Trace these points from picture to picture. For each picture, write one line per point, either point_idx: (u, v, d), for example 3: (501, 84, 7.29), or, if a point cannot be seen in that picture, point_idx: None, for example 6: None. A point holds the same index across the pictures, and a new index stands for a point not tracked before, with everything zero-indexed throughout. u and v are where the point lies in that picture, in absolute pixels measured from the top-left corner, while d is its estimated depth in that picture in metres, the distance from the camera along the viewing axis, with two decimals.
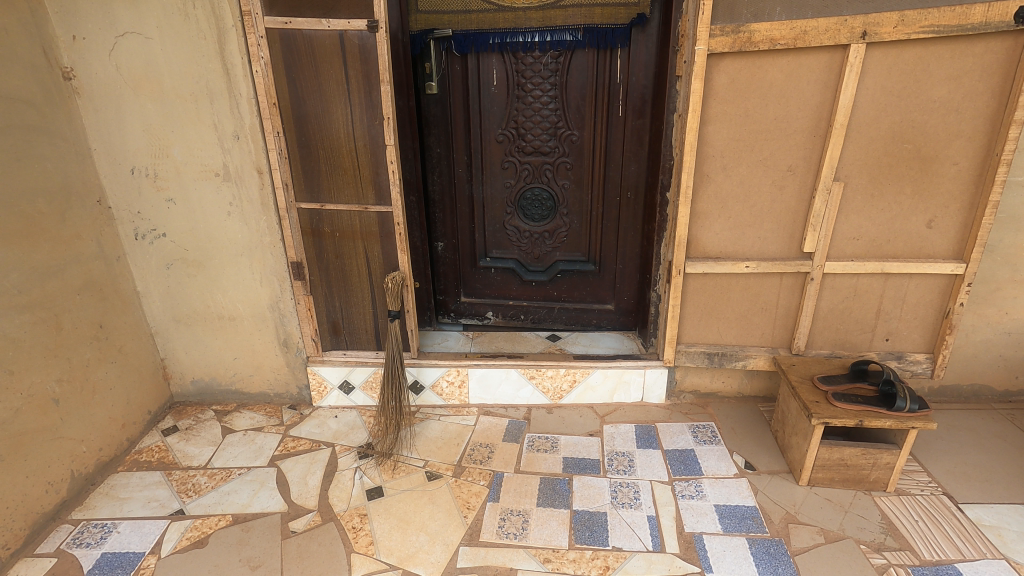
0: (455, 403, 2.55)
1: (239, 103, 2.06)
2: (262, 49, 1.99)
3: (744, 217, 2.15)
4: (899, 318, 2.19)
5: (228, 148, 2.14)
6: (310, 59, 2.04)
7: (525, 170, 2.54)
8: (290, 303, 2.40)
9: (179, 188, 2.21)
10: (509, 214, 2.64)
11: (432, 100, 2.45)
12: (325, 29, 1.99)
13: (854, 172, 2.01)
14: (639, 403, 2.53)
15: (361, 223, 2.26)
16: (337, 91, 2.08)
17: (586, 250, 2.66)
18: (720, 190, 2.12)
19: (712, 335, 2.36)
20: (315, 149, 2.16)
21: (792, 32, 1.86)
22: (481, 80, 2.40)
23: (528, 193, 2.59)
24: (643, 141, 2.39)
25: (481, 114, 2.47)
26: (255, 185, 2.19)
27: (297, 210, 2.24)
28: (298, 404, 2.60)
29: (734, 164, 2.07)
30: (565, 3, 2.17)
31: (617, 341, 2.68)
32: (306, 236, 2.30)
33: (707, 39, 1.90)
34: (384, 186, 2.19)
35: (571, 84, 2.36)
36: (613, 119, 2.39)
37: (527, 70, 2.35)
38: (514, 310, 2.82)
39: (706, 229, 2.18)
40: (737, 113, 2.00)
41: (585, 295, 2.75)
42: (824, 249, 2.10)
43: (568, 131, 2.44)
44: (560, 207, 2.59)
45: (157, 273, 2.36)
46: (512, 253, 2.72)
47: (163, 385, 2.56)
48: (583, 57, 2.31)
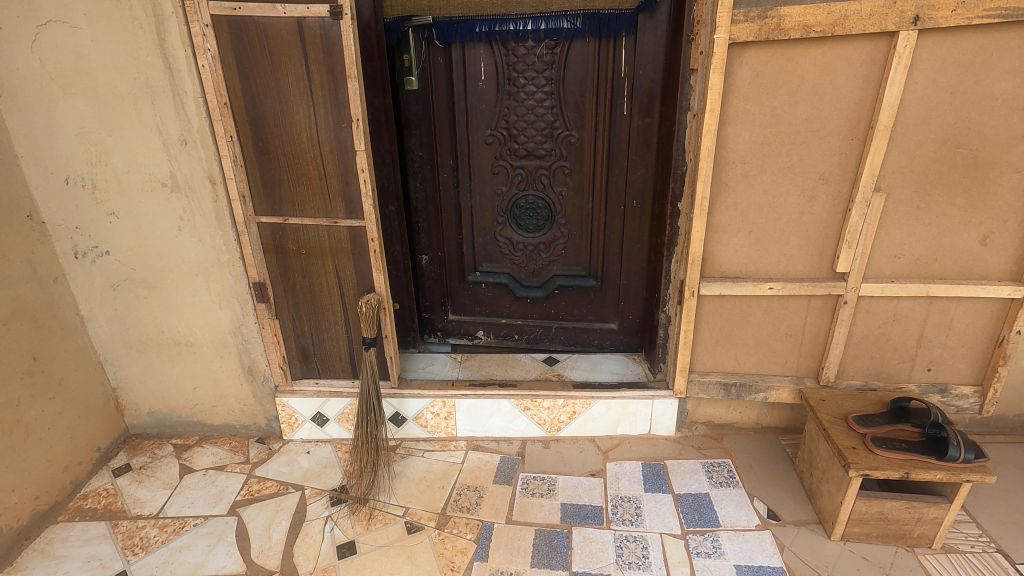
0: (442, 437, 2.29)
1: (186, 103, 1.79)
2: (208, 40, 1.70)
3: (767, 231, 1.87)
4: (943, 347, 1.92)
5: (175, 155, 1.86)
6: (265, 53, 1.72)
7: (518, 176, 2.26)
8: (254, 328, 2.14)
9: (123, 202, 1.94)
10: (500, 224, 2.36)
11: (411, 97, 2.17)
12: (281, 16, 1.67)
13: (898, 181, 1.73)
14: (646, 436, 2.27)
15: (331, 239, 1.96)
16: (297, 89, 1.76)
17: (586, 263, 2.39)
18: (740, 200, 1.84)
19: (729, 363, 2.09)
20: (275, 155, 1.86)
21: (829, 17, 1.57)
22: (468, 75, 2.12)
23: (522, 201, 2.30)
24: (651, 143, 2.11)
25: (468, 112, 2.18)
26: (209, 197, 1.92)
27: (257, 224, 1.96)
28: (267, 437, 2.34)
29: (756, 172, 1.80)
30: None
31: (622, 366, 2.40)
32: (268, 254, 2.02)
33: (728, 26, 1.61)
34: (355, 198, 1.89)
35: (570, 78, 2.08)
36: (617, 118, 2.10)
37: (519, 62, 2.07)
38: (507, 330, 2.55)
39: (723, 246, 1.91)
40: (761, 112, 1.73)
41: (586, 313, 2.47)
42: (861, 269, 1.83)
43: (566, 132, 2.16)
44: (558, 217, 2.31)
45: (102, 296, 2.09)
46: (504, 267, 2.44)
47: (116, 417, 2.30)
48: (582, 47, 2.02)
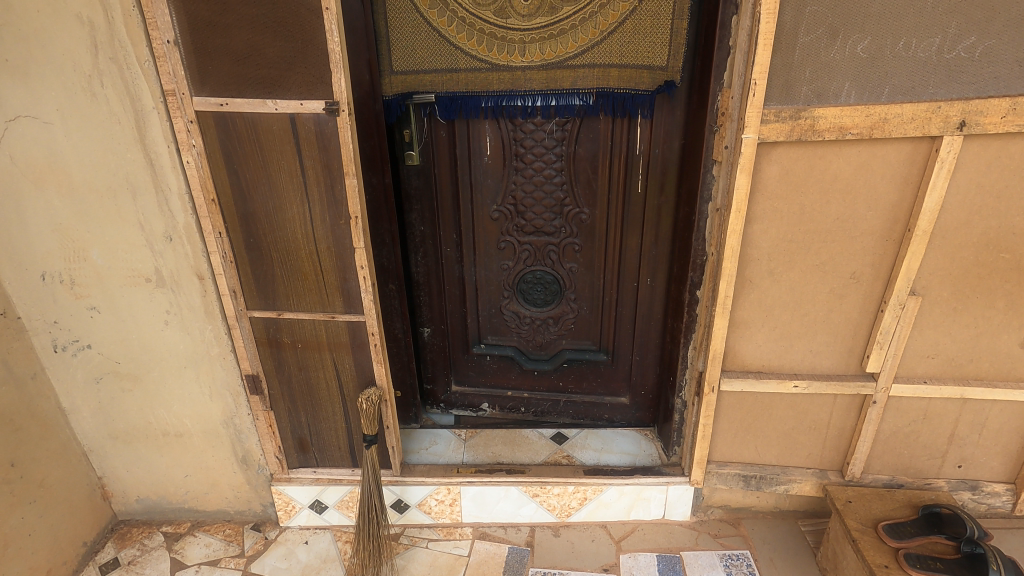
0: (446, 523, 2.19)
1: (170, 200, 1.65)
2: (193, 136, 1.57)
3: (793, 328, 1.76)
4: (975, 445, 1.83)
5: (159, 251, 1.73)
6: (255, 148, 1.59)
7: (525, 251, 2.14)
8: (248, 418, 2.02)
9: (104, 297, 1.80)
10: (506, 297, 2.25)
11: (412, 172, 2.05)
12: (272, 111, 1.54)
13: (935, 283, 1.62)
14: (660, 520, 2.18)
15: (328, 333, 1.84)
16: (290, 185, 1.63)
17: (596, 338, 2.28)
18: (765, 297, 1.73)
19: (749, 454, 1.99)
20: (268, 251, 1.73)
21: (868, 119, 1.46)
22: (472, 149, 2.00)
23: (529, 275, 2.19)
24: (666, 222, 1.99)
25: (473, 187, 2.06)
26: (197, 292, 1.79)
27: (249, 318, 1.84)
28: (263, 523, 2.24)
29: (783, 269, 1.69)
30: (573, 62, 1.75)
31: (633, 444, 2.30)
32: (262, 347, 1.89)
33: (757, 126, 1.49)
34: (354, 293, 1.77)
35: (581, 154, 1.96)
36: (631, 196, 1.99)
37: (527, 138, 1.95)
38: (513, 402, 2.45)
39: (746, 341, 1.80)
40: (790, 210, 1.61)
41: (595, 387, 2.37)
42: (891, 370, 1.73)
43: (577, 209, 2.04)
44: (567, 292, 2.20)
45: (85, 388, 1.96)
46: (510, 340, 2.33)
47: (103, 506, 2.19)
48: (594, 124, 1.91)
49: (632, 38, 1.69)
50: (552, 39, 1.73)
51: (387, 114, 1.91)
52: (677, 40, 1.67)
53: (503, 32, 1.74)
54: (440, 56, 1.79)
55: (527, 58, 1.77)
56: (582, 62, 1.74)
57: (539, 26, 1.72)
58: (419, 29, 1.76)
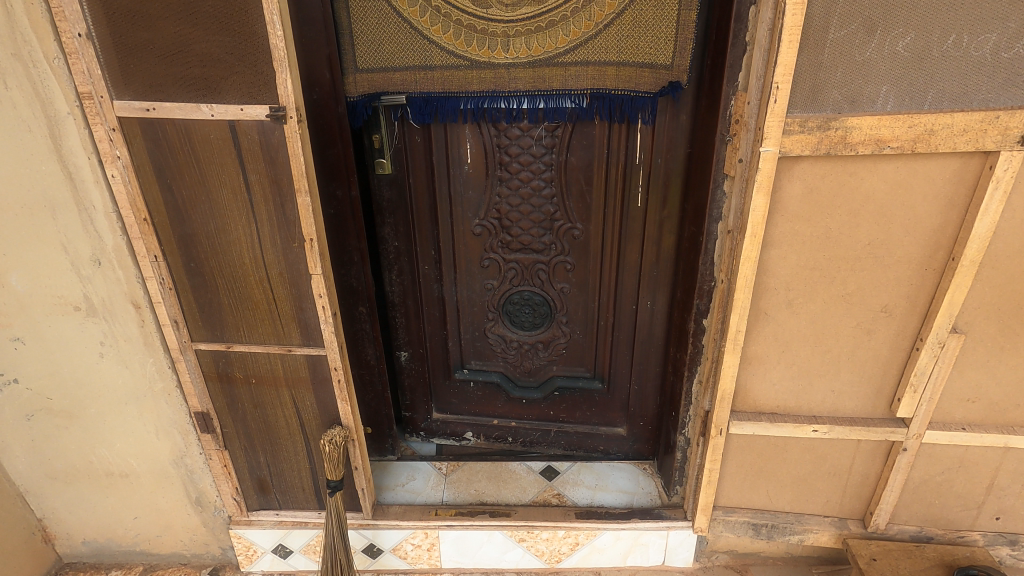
0: (424, 568, 1.99)
1: (96, 219, 1.43)
2: (117, 146, 1.34)
3: (813, 365, 1.55)
4: (1017, 496, 1.61)
5: (88, 277, 1.51)
6: (191, 160, 1.36)
7: (511, 270, 1.92)
8: (200, 458, 1.81)
9: (28, 327, 1.58)
10: (491, 320, 2.03)
11: (383, 182, 1.82)
12: (208, 118, 1.31)
13: (980, 318, 1.40)
14: (659, 566, 1.97)
15: (285, 368, 1.62)
16: (234, 202, 1.40)
17: (591, 364, 2.06)
18: (782, 330, 1.51)
19: (760, 500, 1.78)
20: (212, 276, 1.50)
21: (910, 131, 1.24)
22: (451, 157, 1.77)
23: (516, 296, 1.97)
24: (669, 240, 1.77)
25: (452, 199, 1.84)
26: (134, 322, 1.57)
27: (195, 351, 1.62)
28: (223, 566, 2.03)
29: (804, 300, 1.47)
30: (565, 59, 1.53)
31: (631, 480, 2.09)
32: (211, 381, 1.67)
33: (778, 137, 1.26)
34: (313, 324, 1.55)
35: (573, 163, 1.73)
36: (630, 210, 1.76)
37: (513, 145, 1.72)
38: (499, 432, 2.23)
39: (759, 379, 1.58)
40: (815, 234, 1.39)
41: (589, 416, 2.15)
42: (925, 415, 1.51)
43: (569, 224, 1.82)
44: (558, 315, 1.97)
45: (14, 426, 1.74)
46: (495, 365, 2.11)
47: (44, 549, 1.98)
48: (589, 130, 1.68)
49: (631, 33, 1.46)
50: (539, 33, 1.51)
51: (352, 118, 1.68)
52: (684, 34, 1.43)
53: (483, 24, 1.52)
54: (412, 52, 1.56)
55: (511, 55, 1.54)
56: (575, 59, 1.52)
57: (524, 17, 1.50)
58: (387, 21, 1.53)
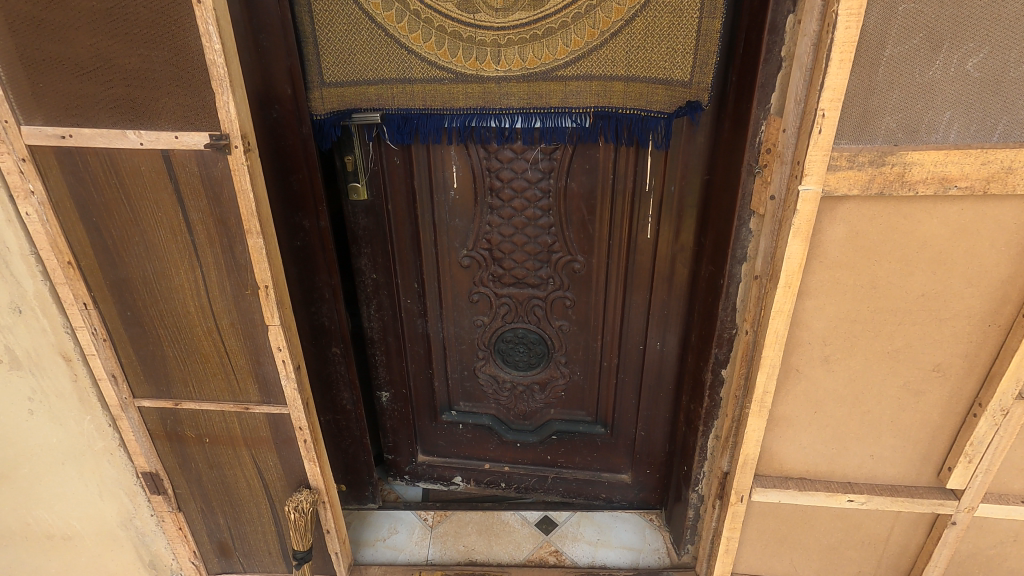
0: None
1: (11, 263, 1.21)
2: (30, 180, 1.12)
3: (851, 428, 1.34)
4: None
5: (7, 326, 1.29)
6: (120, 195, 1.14)
7: (503, 306, 1.71)
8: (152, 520, 1.60)
9: None
10: (481, 359, 1.82)
11: (358, 209, 1.60)
12: (136, 147, 1.09)
13: None
14: None
15: (243, 426, 1.41)
16: (174, 244, 1.19)
17: (592, 407, 1.86)
18: (815, 389, 1.31)
19: (783, 569, 1.58)
20: (152, 327, 1.29)
21: (983, 168, 1.03)
22: (435, 182, 1.56)
23: (509, 334, 1.76)
24: (682, 276, 1.56)
25: (437, 228, 1.62)
26: (66, 376, 1.35)
27: (139, 407, 1.40)
28: None
29: (843, 357, 1.26)
30: (565, 73, 1.31)
31: (636, 535, 1.89)
32: (159, 440, 1.46)
33: (823, 172, 1.05)
34: (273, 380, 1.34)
35: (574, 190, 1.52)
36: (638, 242, 1.55)
37: (505, 169, 1.51)
38: (491, 477, 2.03)
39: (787, 441, 1.38)
40: (859, 284, 1.18)
41: (591, 462, 1.95)
42: (980, 487, 1.31)
43: (568, 257, 1.61)
44: (556, 354, 1.77)
45: None
46: (487, 407, 1.91)
47: None
48: (592, 152, 1.47)
49: (642, 43, 1.25)
50: (535, 42, 1.30)
51: (321, 139, 1.47)
52: (705, 46, 1.22)
53: (470, 32, 1.30)
54: (387, 63, 1.34)
55: (503, 67, 1.33)
56: (577, 72, 1.31)
57: (518, 24, 1.29)
58: (358, 27, 1.31)
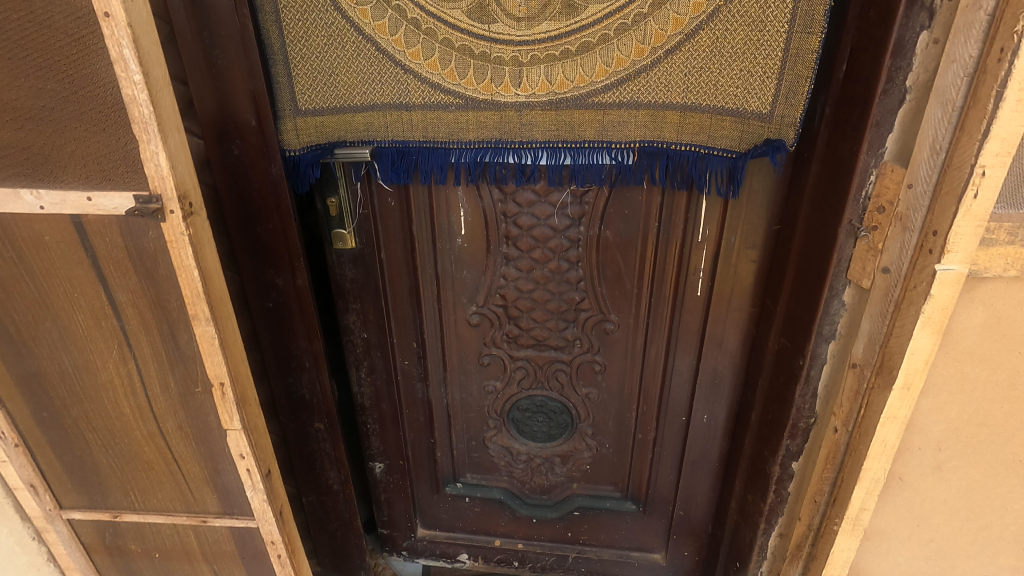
0: None
1: None
2: None
3: (962, 546, 1.07)
4: None
5: None
6: (20, 271, 0.85)
7: (519, 370, 1.44)
8: None
9: None
10: (492, 428, 1.54)
11: (344, 259, 1.32)
12: (37, 210, 0.81)
13: None
14: None
15: (201, 539, 1.13)
16: (97, 330, 0.90)
17: (622, 482, 1.58)
18: (921, 501, 1.04)
19: None
20: (77, 429, 1.00)
21: None
22: (438, 227, 1.28)
23: (525, 401, 1.48)
24: (737, 339, 1.30)
25: (441, 281, 1.34)
26: None
27: (68, 518, 1.12)
28: None
29: (961, 465, 0.99)
30: (605, 100, 1.04)
31: None
32: (97, 553, 1.17)
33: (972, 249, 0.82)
34: (236, 490, 1.05)
35: (609, 239, 1.24)
36: (685, 301, 1.28)
37: (524, 214, 1.22)
38: (502, 555, 1.76)
39: (879, 558, 1.11)
40: (992, 380, 0.92)
41: (618, 542, 1.68)
42: None
43: (600, 316, 1.33)
44: (581, 424, 1.50)
45: None
46: (498, 479, 1.64)
47: None
48: (633, 195, 1.19)
49: (707, 64, 0.97)
50: (566, 60, 1.03)
51: (296, 180, 1.17)
52: (793, 69, 0.94)
53: (484, 46, 1.03)
54: (378, 85, 1.06)
55: (525, 91, 1.06)
56: (621, 99, 1.03)
57: (545, 38, 1.01)
58: (341, 41, 1.03)
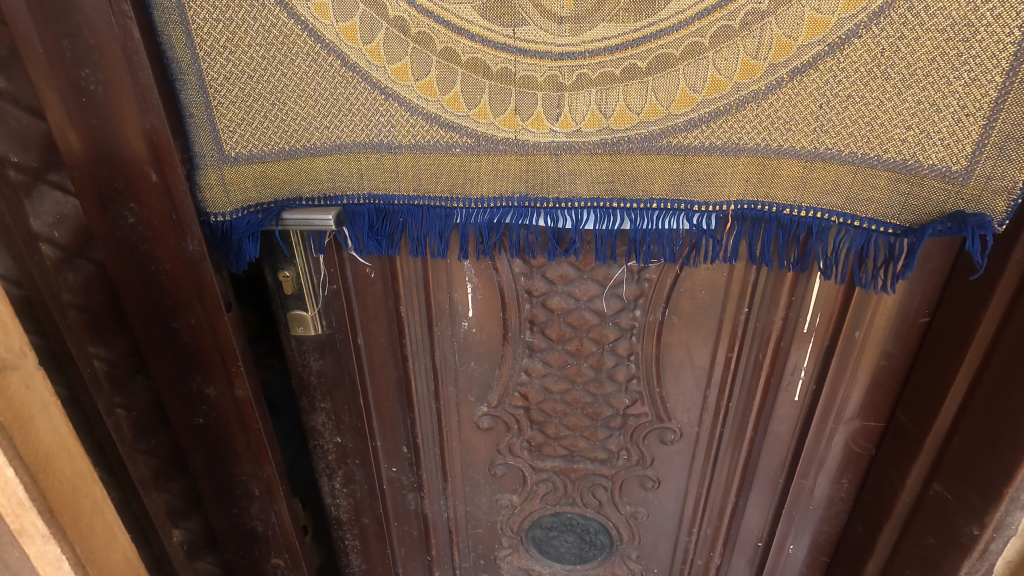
0: None
1: None
2: None
3: None
4: None
5: None
6: None
7: (543, 483, 1.09)
8: None
9: None
10: (506, 546, 1.19)
11: (306, 346, 0.97)
12: None
13: None
14: None
15: None
16: None
17: None
18: None
19: None
20: None
21: None
22: (437, 307, 0.92)
23: (551, 518, 1.13)
24: (846, 457, 0.95)
25: (440, 374, 0.99)
26: None
27: None
28: None
29: None
30: (686, 141, 0.70)
31: None
32: None
33: None
34: None
35: (676, 327, 0.89)
36: (776, 406, 0.93)
37: (558, 294, 0.87)
38: None
39: None
40: None
41: None
42: None
43: (655, 423, 0.98)
44: (622, 547, 1.15)
45: None
46: None
47: None
48: (713, 271, 0.83)
49: (856, 92, 0.63)
50: (629, 82, 0.68)
51: (228, 258, 0.79)
52: (1007, 105, 0.59)
53: (504, 60, 0.69)
54: (348, 116, 0.73)
55: (564, 126, 0.72)
56: (711, 141, 0.69)
57: (599, 48, 0.67)
58: (292, 53, 0.69)
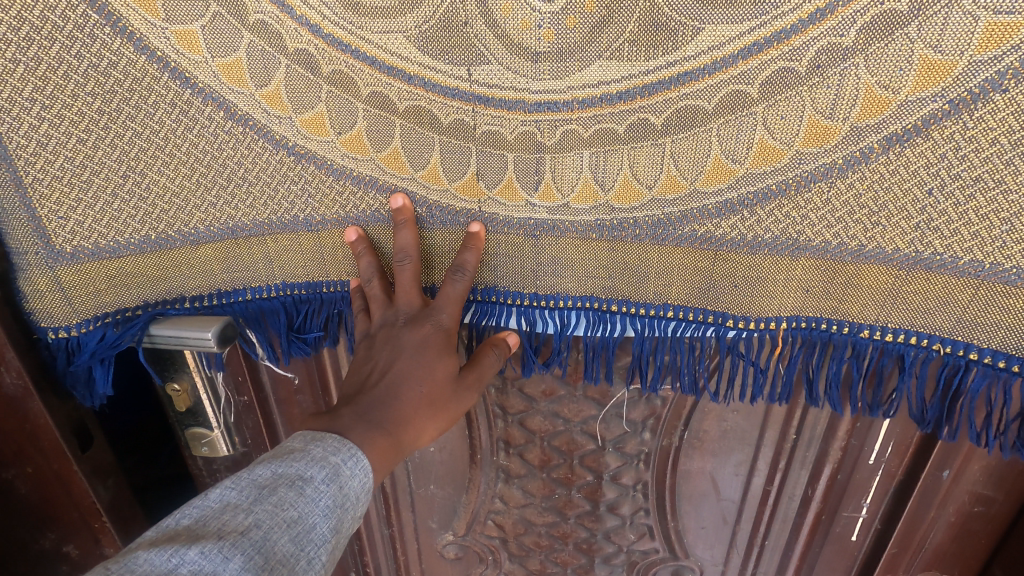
0: None
1: None
2: None
3: None
4: None
5: None
6: None
7: None
8: None
9: None
10: None
11: (216, 466, 0.75)
12: None
13: None
14: None
15: None
16: None
17: None
18: None
19: None
20: None
21: None
22: None
23: None
24: None
25: (391, 498, 0.77)
26: None
27: None
28: None
29: None
30: (722, 232, 0.48)
31: None
32: None
33: None
34: None
35: (697, 453, 0.67)
36: (827, 549, 0.71)
37: (540, 413, 0.65)
38: None
39: None
40: None
41: None
42: None
43: (668, 561, 0.76)
44: None
45: None
46: None
47: None
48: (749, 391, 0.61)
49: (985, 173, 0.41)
50: (640, 144, 0.46)
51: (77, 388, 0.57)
52: None
53: (458, 109, 0.47)
54: (240, 194, 0.51)
55: (547, 198, 0.50)
56: (759, 234, 0.48)
57: (596, 97, 0.45)
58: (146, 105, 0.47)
